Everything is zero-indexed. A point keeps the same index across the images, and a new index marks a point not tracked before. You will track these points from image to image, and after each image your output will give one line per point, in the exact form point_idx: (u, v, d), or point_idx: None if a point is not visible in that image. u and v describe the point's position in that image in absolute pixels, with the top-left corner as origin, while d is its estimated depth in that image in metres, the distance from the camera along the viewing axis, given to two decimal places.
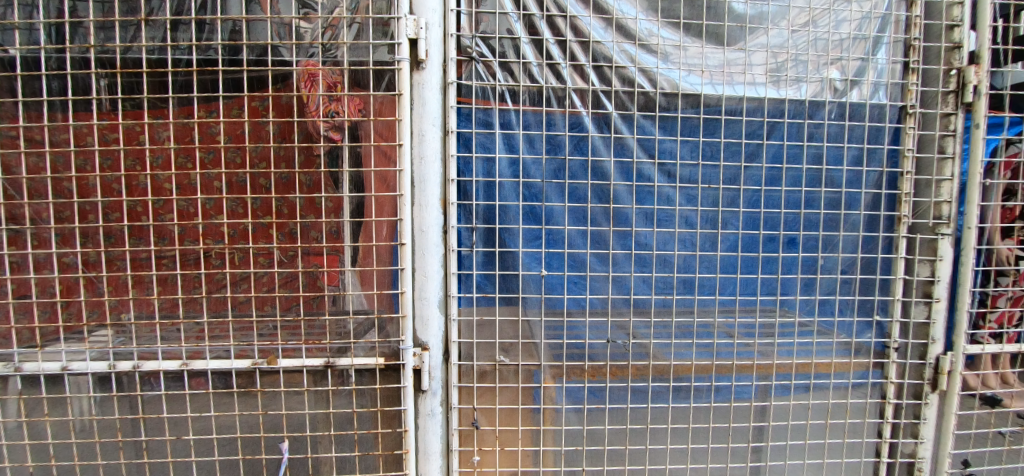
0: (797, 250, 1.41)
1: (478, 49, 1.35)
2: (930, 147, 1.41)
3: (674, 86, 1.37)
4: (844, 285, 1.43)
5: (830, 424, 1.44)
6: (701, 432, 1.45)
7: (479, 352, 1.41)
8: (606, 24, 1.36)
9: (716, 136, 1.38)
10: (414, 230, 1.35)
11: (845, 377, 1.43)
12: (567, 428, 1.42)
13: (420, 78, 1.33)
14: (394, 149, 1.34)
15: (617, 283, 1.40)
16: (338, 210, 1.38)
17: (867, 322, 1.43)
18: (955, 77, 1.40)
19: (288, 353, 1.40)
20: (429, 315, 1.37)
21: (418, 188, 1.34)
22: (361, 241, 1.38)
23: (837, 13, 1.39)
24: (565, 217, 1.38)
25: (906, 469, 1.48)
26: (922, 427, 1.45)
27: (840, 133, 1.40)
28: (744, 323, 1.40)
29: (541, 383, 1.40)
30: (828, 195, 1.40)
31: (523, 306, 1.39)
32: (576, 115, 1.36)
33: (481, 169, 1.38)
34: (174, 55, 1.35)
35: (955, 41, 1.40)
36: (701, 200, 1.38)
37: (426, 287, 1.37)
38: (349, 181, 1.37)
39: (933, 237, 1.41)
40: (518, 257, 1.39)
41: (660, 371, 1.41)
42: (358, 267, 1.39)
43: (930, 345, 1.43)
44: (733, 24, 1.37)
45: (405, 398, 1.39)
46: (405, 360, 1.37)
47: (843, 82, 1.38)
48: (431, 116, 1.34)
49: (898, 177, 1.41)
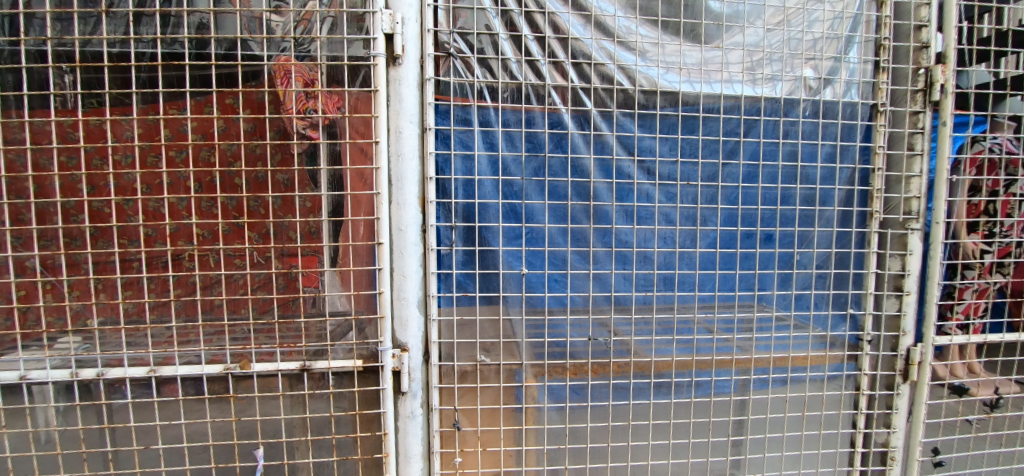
0: (773, 246, 1.43)
1: (456, 45, 1.33)
2: (900, 144, 1.45)
3: (653, 84, 1.37)
4: (819, 279, 1.45)
5: (807, 416, 1.46)
6: (682, 427, 1.46)
7: (460, 352, 1.39)
8: (585, 21, 1.35)
9: (694, 133, 1.38)
10: (392, 229, 1.32)
11: (821, 370, 1.45)
12: (549, 427, 1.42)
13: (397, 73, 1.29)
14: (371, 146, 1.31)
15: (598, 281, 1.39)
16: (313, 210, 1.34)
17: (841, 315, 1.46)
18: (923, 76, 1.43)
19: (262, 357, 1.35)
20: (408, 316, 1.35)
21: (395, 186, 1.31)
22: (339, 240, 1.34)
23: (810, 12, 1.41)
24: (545, 214, 1.37)
25: (880, 459, 1.51)
26: (894, 417, 1.49)
27: (815, 130, 1.42)
28: (723, 318, 1.42)
29: (523, 383, 1.39)
30: (804, 192, 1.43)
31: (504, 305, 1.38)
32: (556, 112, 1.35)
33: (459, 167, 1.36)
34: (137, 49, 1.29)
35: (923, 41, 1.43)
36: (680, 197, 1.39)
37: (405, 288, 1.34)
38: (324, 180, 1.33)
39: (903, 231, 1.44)
40: (498, 255, 1.38)
41: (641, 368, 1.41)
42: (338, 267, 1.35)
43: (901, 337, 1.46)
44: (710, 22, 1.38)
45: (385, 401, 1.36)
46: (384, 361, 1.35)
47: (817, 81, 1.41)
48: (408, 111, 1.30)
49: (870, 173, 1.44)
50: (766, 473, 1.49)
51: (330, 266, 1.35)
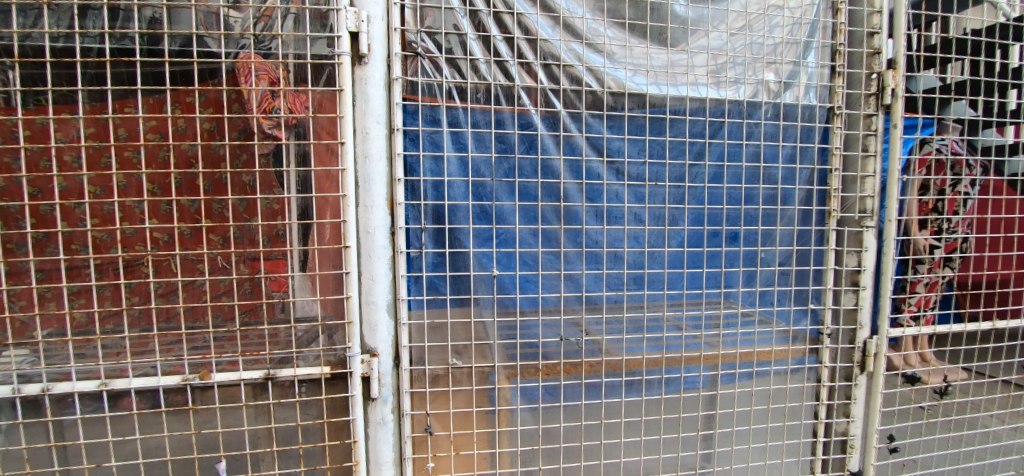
0: (738, 244, 1.46)
1: (424, 45, 1.31)
2: (855, 145, 1.51)
3: (621, 85, 1.38)
4: (782, 276, 1.50)
5: (772, 408, 1.51)
6: (653, 424, 1.48)
7: (431, 355, 1.37)
8: (553, 23, 1.36)
9: (662, 134, 1.41)
10: (359, 232, 1.29)
11: (784, 363, 1.50)
12: (522, 428, 1.41)
13: (362, 72, 1.26)
14: (336, 147, 1.27)
15: (570, 281, 1.40)
16: (277, 213, 1.30)
17: (802, 310, 1.51)
18: (876, 81, 1.49)
19: (223, 367, 1.30)
20: (377, 320, 1.32)
21: (363, 187, 1.28)
22: (309, 244, 1.30)
23: (770, 18, 1.45)
24: (515, 216, 1.36)
25: (840, 448, 1.57)
26: (853, 406, 1.54)
27: (776, 132, 1.46)
28: (692, 316, 1.44)
29: (496, 385, 1.38)
30: (766, 191, 1.47)
31: (475, 307, 1.37)
32: (525, 113, 1.35)
33: (429, 168, 1.34)
34: (83, 44, 1.22)
35: (875, 47, 1.49)
36: (649, 197, 1.41)
37: (374, 292, 1.31)
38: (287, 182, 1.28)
39: (859, 229, 1.50)
40: (469, 257, 1.37)
41: (612, 367, 1.42)
42: (307, 272, 1.31)
43: (858, 330, 1.52)
44: (675, 26, 1.41)
45: (354, 408, 1.33)
46: (353, 367, 1.31)
47: (778, 84, 1.45)
48: (375, 111, 1.27)
49: (827, 173, 1.50)
50: (735, 465, 1.53)
51: (300, 271, 1.30)
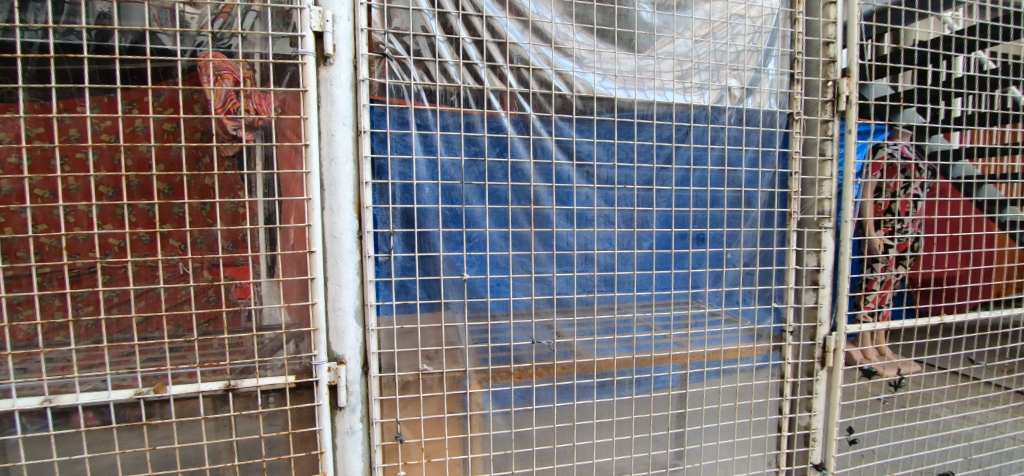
0: (704, 246, 1.50)
1: (391, 46, 1.29)
2: (813, 149, 1.56)
3: (590, 90, 1.40)
4: (747, 276, 1.54)
5: (739, 405, 1.55)
6: (624, 424, 1.50)
7: (401, 362, 1.35)
8: (523, 26, 1.36)
9: (630, 138, 1.43)
10: (325, 237, 1.25)
11: (749, 361, 1.54)
12: (494, 432, 1.41)
13: (327, 72, 1.23)
14: (301, 149, 1.24)
15: (540, 283, 1.40)
16: (240, 218, 1.25)
17: (766, 308, 1.56)
18: (831, 88, 1.55)
19: (180, 379, 1.24)
20: (344, 327, 1.28)
21: (328, 191, 1.25)
22: (277, 249, 1.26)
23: (733, 26, 1.49)
24: (485, 219, 1.36)
25: (803, 441, 1.62)
26: (815, 401, 1.59)
27: (739, 136, 1.51)
28: (661, 316, 1.47)
29: (467, 390, 1.37)
30: (731, 194, 1.51)
31: (446, 311, 1.36)
32: (495, 116, 1.35)
33: (397, 171, 1.32)
34: (23, 38, 1.14)
35: (830, 57, 1.55)
36: (618, 200, 1.43)
37: (341, 298, 1.27)
38: (250, 185, 1.25)
39: (818, 230, 1.55)
40: (439, 261, 1.35)
41: (584, 368, 1.44)
42: (276, 278, 1.27)
43: (818, 327, 1.57)
44: (642, 32, 1.43)
45: (320, 418, 1.28)
46: (319, 376, 1.27)
47: (741, 90, 1.49)
48: (340, 112, 1.24)
49: (787, 177, 1.55)
50: (704, 462, 1.56)
51: (267, 277, 1.26)
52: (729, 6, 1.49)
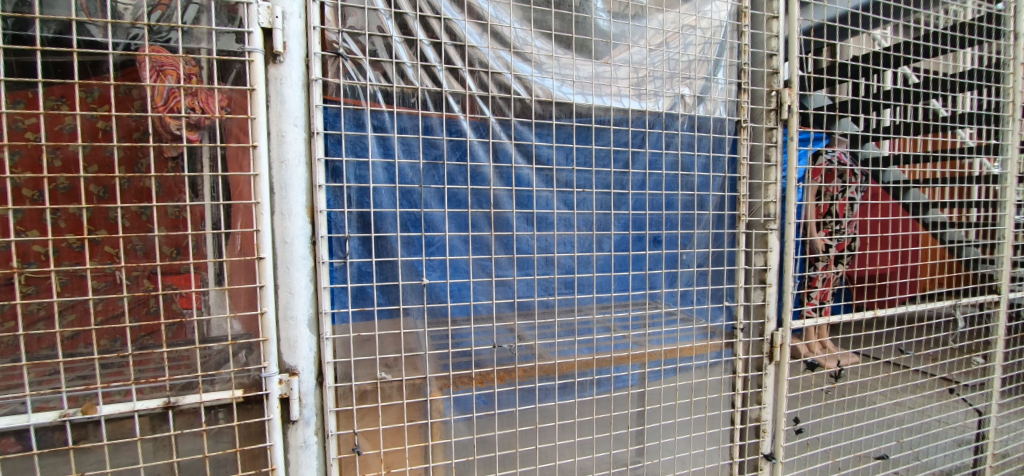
0: (660, 247, 1.54)
1: (346, 45, 1.25)
2: (759, 155, 1.64)
3: (549, 94, 1.41)
4: (700, 276, 1.61)
5: (694, 401, 1.60)
6: (586, 424, 1.52)
7: (358, 370, 1.31)
8: (482, 30, 1.36)
9: (588, 143, 1.46)
10: (276, 243, 1.20)
11: (703, 358, 1.60)
12: (456, 439, 1.39)
13: (277, 71, 1.17)
14: (248, 151, 1.17)
15: (501, 287, 1.40)
16: (179, 223, 1.18)
17: (718, 307, 1.62)
18: (775, 98, 1.63)
19: (112, 398, 1.14)
20: (297, 336, 1.23)
21: (278, 194, 1.19)
22: (225, 256, 1.19)
23: (685, 37, 1.55)
24: (445, 223, 1.35)
25: (754, 432, 1.70)
26: (765, 394, 1.67)
27: (692, 142, 1.57)
28: (620, 316, 1.50)
29: (428, 397, 1.34)
30: (684, 197, 1.57)
31: (405, 318, 1.32)
32: (454, 119, 1.34)
33: (353, 173, 1.28)
34: None
35: (774, 68, 1.64)
36: (576, 203, 1.45)
37: (293, 306, 1.22)
38: (193, 188, 1.18)
39: (765, 231, 1.63)
40: (397, 266, 1.32)
41: (546, 371, 1.44)
42: (226, 286, 1.20)
43: (766, 323, 1.65)
44: (599, 39, 1.45)
45: (270, 433, 1.22)
46: (269, 389, 1.21)
47: (692, 98, 1.55)
48: (292, 113, 1.19)
49: (736, 181, 1.62)
50: (663, 458, 1.60)
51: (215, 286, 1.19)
52: (681, 17, 1.54)
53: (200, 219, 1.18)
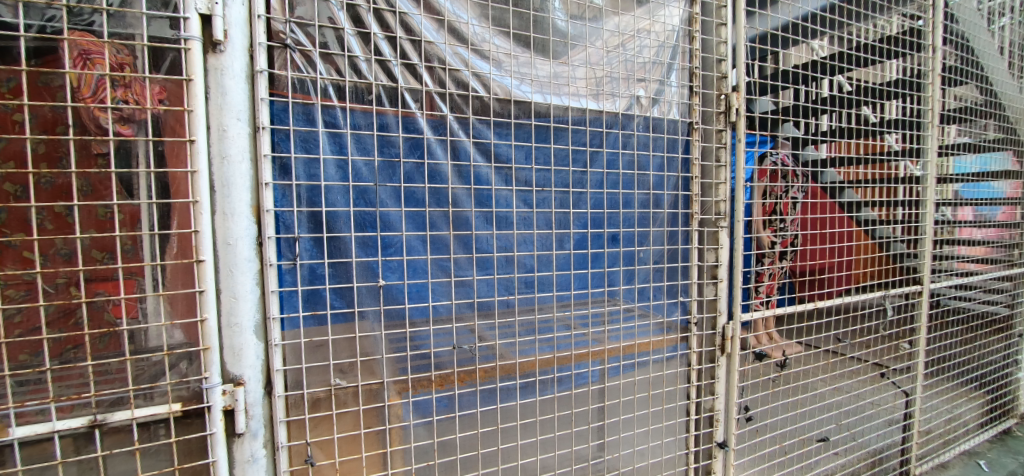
0: (617, 245, 1.57)
1: (294, 36, 1.19)
2: (710, 156, 1.71)
3: (507, 92, 1.41)
4: (656, 273, 1.65)
5: (652, 394, 1.64)
6: (547, 423, 1.52)
7: (311, 378, 1.25)
8: (439, 26, 1.33)
9: (547, 142, 1.46)
10: (217, 244, 1.12)
11: (660, 352, 1.64)
12: (416, 445, 1.35)
13: (217, 61, 1.10)
14: (185, 146, 1.09)
15: (461, 287, 1.38)
16: (106, 225, 1.06)
17: (673, 302, 1.67)
18: (724, 101, 1.71)
19: (27, 419, 1.02)
20: (243, 344, 1.16)
21: (220, 193, 1.11)
22: (169, 259, 1.09)
23: (640, 40, 1.58)
24: (402, 222, 1.30)
25: (708, 422, 1.76)
26: (717, 384, 1.74)
27: (648, 142, 1.61)
28: (579, 314, 1.52)
29: (386, 402, 1.30)
30: (641, 196, 1.60)
31: (360, 321, 1.28)
32: (410, 116, 1.30)
33: (303, 171, 1.22)
34: None
35: (723, 73, 1.71)
36: (536, 202, 1.45)
37: (237, 312, 1.15)
38: (129, 187, 1.06)
39: (715, 229, 1.70)
40: (351, 267, 1.27)
41: (507, 371, 1.43)
42: (167, 292, 1.10)
43: (718, 316, 1.72)
44: (557, 39, 1.46)
45: (213, 448, 1.14)
46: (210, 401, 1.13)
47: (647, 100, 1.59)
48: (234, 106, 1.12)
49: (689, 181, 1.68)
50: (623, 451, 1.63)
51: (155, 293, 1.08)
52: (636, 20, 1.57)
53: (136, 220, 1.07)
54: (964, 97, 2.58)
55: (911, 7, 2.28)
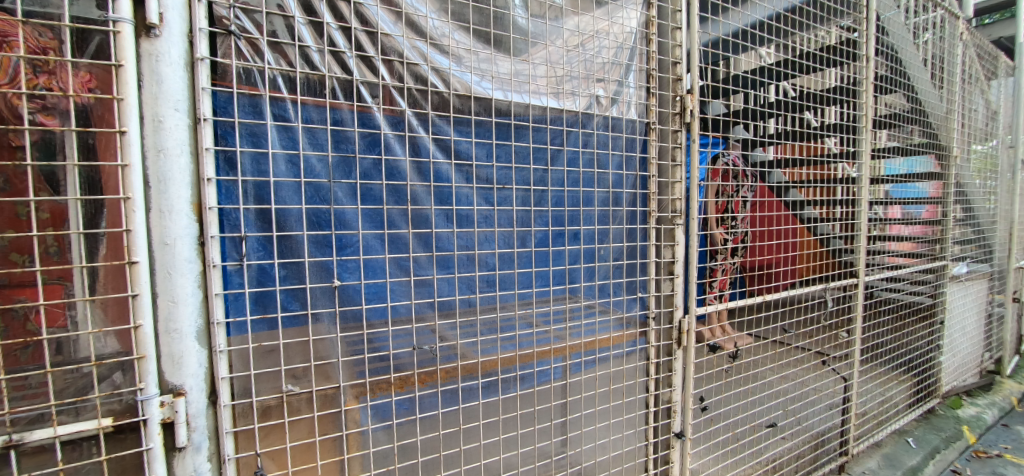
0: (578, 242, 1.59)
1: (238, 23, 1.12)
2: (666, 155, 1.76)
3: (467, 89, 1.39)
4: (616, 270, 1.68)
5: (612, 388, 1.67)
6: (510, 421, 1.52)
7: (260, 385, 1.18)
8: (396, 17, 1.28)
9: (508, 139, 1.45)
10: (153, 244, 1.04)
11: (620, 347, 1.67)
12: (375, 450, 1.31)
13: (151, 47, 1.02)
14: (114, 138, 1.00)
15: (420, 287, 1.35)
16: (23, 223, 0.94)
17: (632, 298, 1.71)
18: (679, 103, 1.76)
19: None
20: (183, 351, 1.08)
21: (155, 189, 1.03)
22: (101, 260, 1.01)
23: (599, 40, 1.60)
24: (358, 220, 1.25)
25: (666, 413, 1.82)
26: (674, 377, 1.80)
27: (607, 141, 1.63)
28: (541, 312, 1.52)
29: (342, 407, 1.25)
30: (601, 194, 1.63)
31: (313, 324, 1.22)
32: (367, 111, 1.26)
33: (249, 166, 1.16)
34: None
35: (678, 75, 1.76)
36: (497, 201, 1.44)
37: (177, 317, 1.07)
38: (53, 182, 0.96)
39: (672, 226, 1.75)
40: (304, 268, 1.22)
41: (469, 370, 1.41)
42: (98, 296, 1.01)
43: (674, 311, 1.78)
44: (517, 36, 1.46)
45: (150, 465, 1.06)
46: (146, 414, 1.05)
47: (606, 99, 1.62)
48: (171, 96, 1.04)
49: (646, 179, 1.72)
50: (585, 446, 1.65)
51: (85, 297, 0.99)
52: (595, 20, 1.59)
53: (62, 219, 0.97)
54: (893, 104, 2.80)
55: (847, 19, 2.44)
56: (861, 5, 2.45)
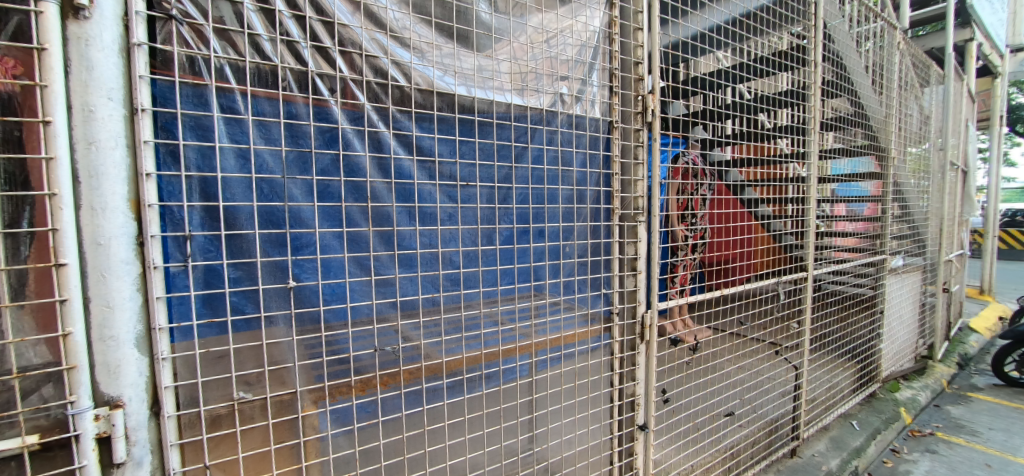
0: (543, 240, 1.59)
1: (181, 7, 1.05)
2: (629, 154, 1.78)
3: (429, 83, 1.36)
4: (581, 267, 1.70)
5: (578, 384, 1.69)
6: (476, 421, 1.51)
7: (209, 393, 1.12)
8: (354, 8, 1.24)
9: (471, 136, 1.43)
10: (83, 245, 0.95)
11: (585, 343, 1.69)
12: (335, 456, 1.27)
13: (79, 30, 0.92)
14: (38, 127, 0.91)
15: (382, 287, 1.31)
16: None
17: (597, 294, 1.73)
18: (641, 102, 1.79)
19: None
20: (120, 360, 1.00)
21: (86, 185, 0.95)
22: (30, 262, 0.92)
23: (563, 38, 1.60)
24: (315, 218, 1.21)
25: (630, 407, 1.86)
26: (638, 371, 1.84)
27: (571, 138, 1.64)
28: (506, 310, 1.51)
29: (300, 413, 1.20)
30: (565, 192, 1.63)
31: (266, 327, 1.17)
32: (324, 104, 1.21)
33: (194, 160, 1.08)
34: None
35: (640, 75, 1.78)
36: (461, 198, 1.42)
37: (113, 323, 0.99)
38: None
39: (634, 223, 1.78)
40: (256, 268, 1.16)
41: (434, 371, 1.39)
42: (25, 301, 0.92)
43: (637, 306, 1.81)
44: (480, 31, 1.44)
45: None
46: (79, 428, 0.96)
47: (570, 97, 1.62)
48: (103, 84, 0.95)
49: (610, 177, 1.74)
50: (551, 442, 1.66)
51: (8, 303, 0.90)
52: (559, 18, 1.59)
53: None
54: (839, 108, 2.96)
55: (798, 26, 2.57)
56: (810, 13, 2.59)
